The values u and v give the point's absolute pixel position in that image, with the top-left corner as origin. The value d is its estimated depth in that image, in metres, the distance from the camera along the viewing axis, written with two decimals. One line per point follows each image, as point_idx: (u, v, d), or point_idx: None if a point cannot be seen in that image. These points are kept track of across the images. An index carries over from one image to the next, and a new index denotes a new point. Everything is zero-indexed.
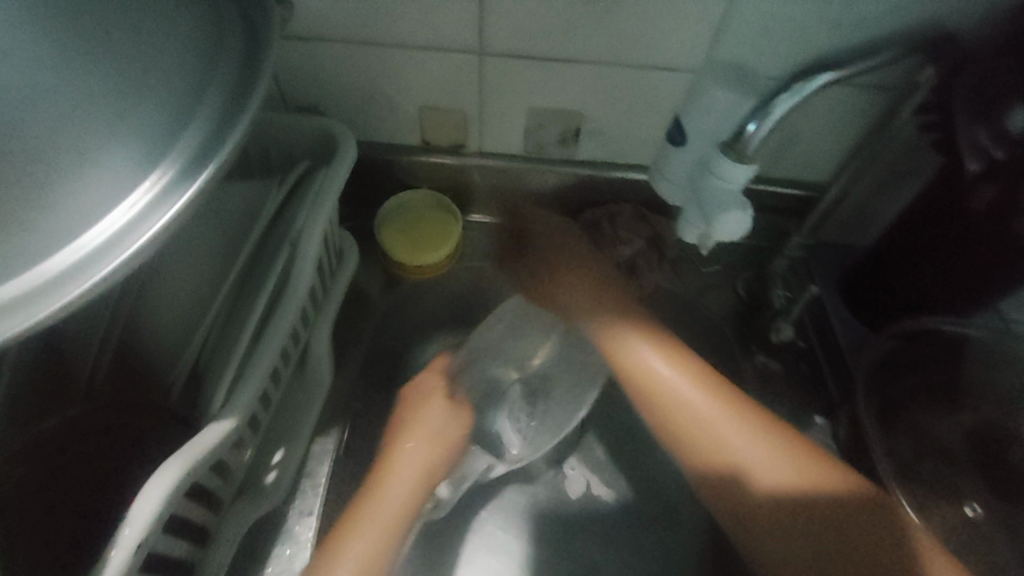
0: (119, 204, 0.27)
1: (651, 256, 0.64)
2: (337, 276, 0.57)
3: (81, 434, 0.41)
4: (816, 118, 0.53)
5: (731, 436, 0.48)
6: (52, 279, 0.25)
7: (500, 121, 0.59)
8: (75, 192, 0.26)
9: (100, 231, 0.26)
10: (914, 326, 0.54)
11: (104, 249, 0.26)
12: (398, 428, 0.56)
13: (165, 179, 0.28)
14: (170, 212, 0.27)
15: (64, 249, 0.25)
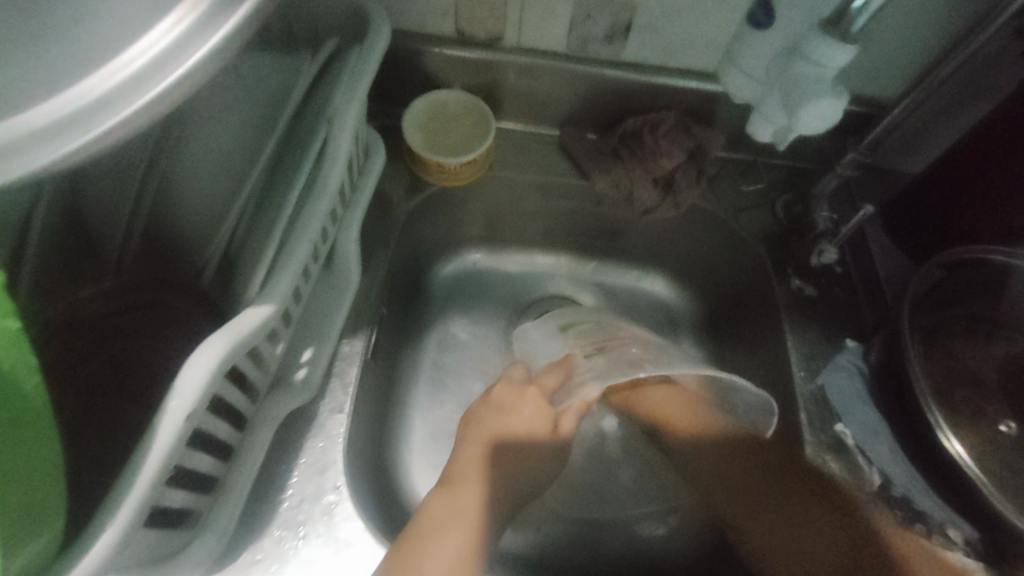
0: (158, 31, 0.24)
1: (690, 170, 0.61)
2: (365, 174, 0.53)
3: (115, 309, 0.41)
4: (895, 21, 0.48)
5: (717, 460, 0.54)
6: (90, 105, 0.23)
7: (542, 10, 0.54)
8: (126, 24, 0.24)
9: (139, 54, 0.24)
10: (961, 252, 0.50)
11: (144, 75, 0.24)
12: (489, 406, 0.53)
13: (207, 0, 0.24)
14: (210, 40, 0.24)
15: (101, 74, 0.23)
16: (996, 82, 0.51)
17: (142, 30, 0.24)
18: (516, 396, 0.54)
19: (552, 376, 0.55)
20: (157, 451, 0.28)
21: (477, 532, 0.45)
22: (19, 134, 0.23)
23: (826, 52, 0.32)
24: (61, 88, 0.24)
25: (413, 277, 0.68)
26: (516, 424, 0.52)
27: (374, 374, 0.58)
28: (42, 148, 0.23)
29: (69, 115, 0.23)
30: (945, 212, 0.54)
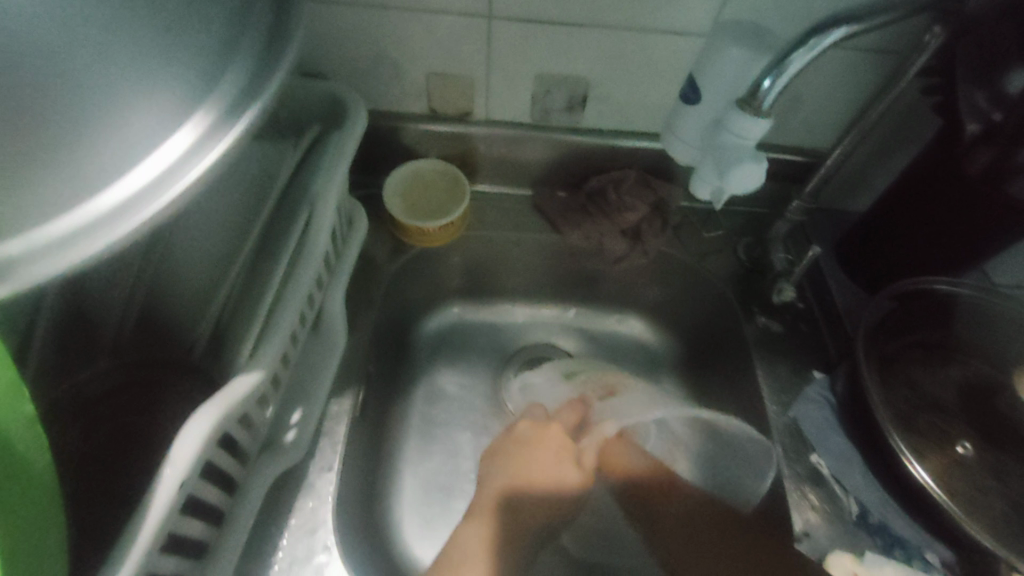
0: (165, 146, 0.27)
1: (654, 221, 0.66)
2: (349, 242, 0.57)
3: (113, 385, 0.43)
4: (819, 82, 0.54)
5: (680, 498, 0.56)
6: (105, 214, 0.26)
7: (506, 88, 0.60)
8: (130, 141, 0.27)
9: (147, 170, 0.27)
10: (905, 284, 0.55)
11: (153, 185, 0.27)
12: (520, 443, 0.55)
13: (209, 121, 0.28)
14: (210, 152, 0.28)
15: (114, 186, 0.26)
16: (919, 130, 0.57)
17: (149, 146, 0.27)
18: (542, 432, 0.56)
19: (571, 412, 0.60)
20: (151, 523, 0.30)
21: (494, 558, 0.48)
22: (40, 245, 0.25)
23: (741, 125, 0.36)
24: (73, 203, 0.26)
25: (399, 334, 0.71)
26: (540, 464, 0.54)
27: (363, 432, 0.59)
28: (55, 258, 0.25)
29: (87, 223, 0.26)
30: (891, 248, 0.58)
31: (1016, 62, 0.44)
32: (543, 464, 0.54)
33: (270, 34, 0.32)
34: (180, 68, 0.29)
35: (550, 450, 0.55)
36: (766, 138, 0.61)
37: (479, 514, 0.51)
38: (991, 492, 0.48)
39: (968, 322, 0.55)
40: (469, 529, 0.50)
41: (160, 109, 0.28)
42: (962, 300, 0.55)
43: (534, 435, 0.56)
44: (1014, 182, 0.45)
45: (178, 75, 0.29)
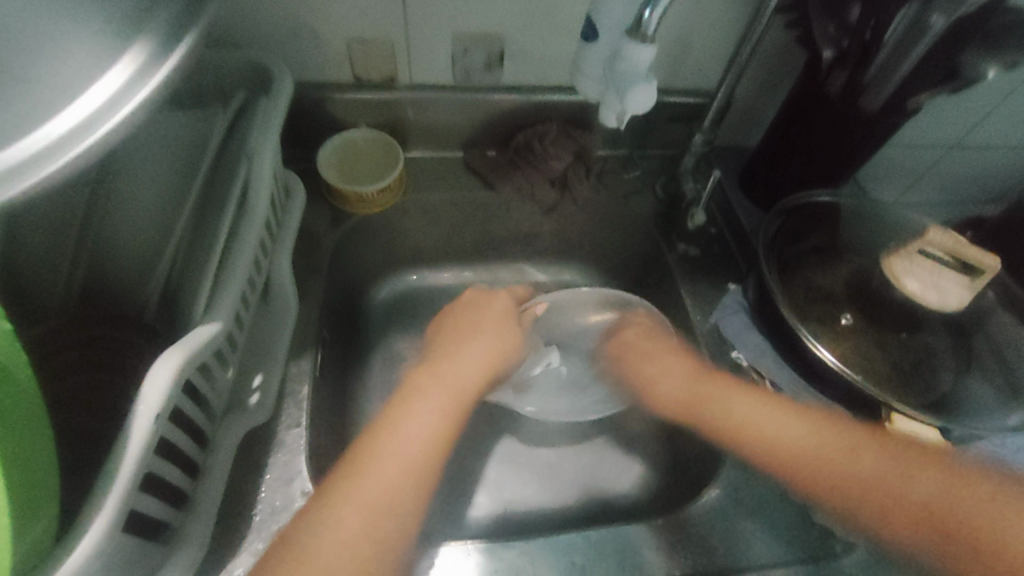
0: (104, 82, 0.29)
1: (578, 168, 0.71)
2: (289, 210, 0.59)
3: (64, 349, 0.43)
4: (702, 24, 0.62)
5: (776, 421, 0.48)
6: (57, 138, 0.28)
7: (426, 50, 0.63)
8: (69, 75, 0.29)
9: (88, 100, 0.29)
10: (793, 198, 0.64)
11: (98, 115, 0.29)
12: (447, 336, 0.58)
13: (139, 59, 0.30)
14: (149, 85, 0.29)
15: (60, 113, 0.28)
16: (791, 63, 0.66)
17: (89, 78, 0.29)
18: (465, 322, 0.59)
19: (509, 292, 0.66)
20: (132, 457, 0.32)
21: (453, 410, 0.49)
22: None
23: (633, 52, 0.42)
24: (23, 130, 0.28)
25: (349, 303, 0.72)
26: (475, 346, 0.56)
27: (326, 394, 0.61)
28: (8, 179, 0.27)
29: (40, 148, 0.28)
30: (780, 170, 0.67)
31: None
32: (470, 366, 0.54)
33: None
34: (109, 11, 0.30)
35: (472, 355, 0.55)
36: (667, 82, 0.68)
37: (420, 374, 0.52)
38: (875, 358, 0.57)
39: (847, 224, 0.65)
40: (407, 408, 0.48)
41: (96, 47, 0.30)
42: (841, 207, 0.65)
43: (457, 326, 0.59)
44: (870, 98, 0.55)
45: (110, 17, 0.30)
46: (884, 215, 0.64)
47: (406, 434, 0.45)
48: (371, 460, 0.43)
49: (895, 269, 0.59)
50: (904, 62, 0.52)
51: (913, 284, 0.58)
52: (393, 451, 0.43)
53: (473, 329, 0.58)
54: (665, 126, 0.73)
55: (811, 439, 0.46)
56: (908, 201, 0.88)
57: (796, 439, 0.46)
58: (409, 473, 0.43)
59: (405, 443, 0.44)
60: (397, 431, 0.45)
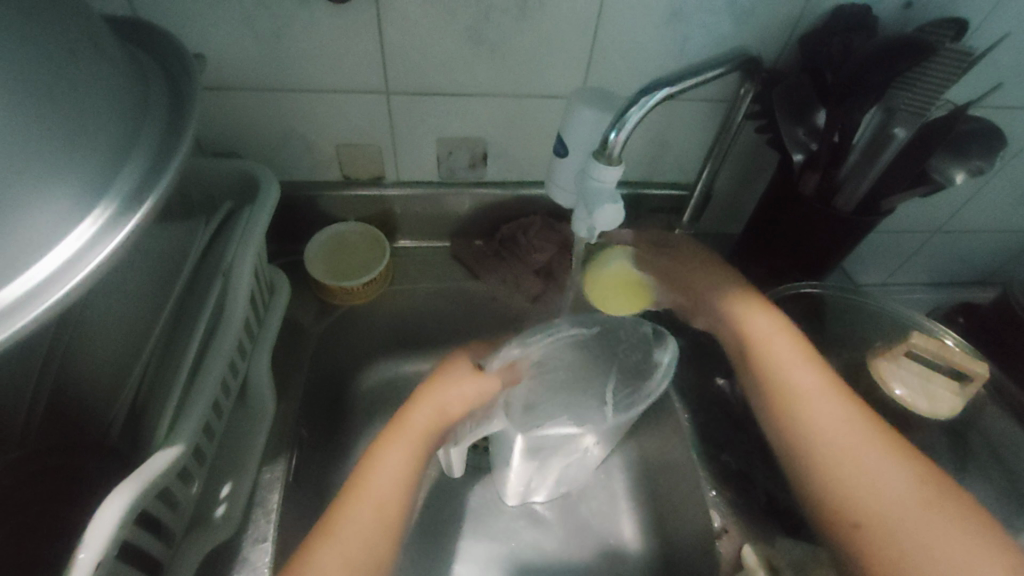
0: (63, 242, 0.29)
1: (563, 259, 0.72)
2: (271, 309, 0.59)
3: (25, 475, 0.43)
4: (679, 127, 0.64)
5: (872, 459, 0.45)
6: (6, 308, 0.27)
7: (412, 152, 0.65)
8: (23, 238, 0.28)
9: (47, 264, 0.29)
10: (778, 291, 0.64)
11: (54, 280, 0.28)
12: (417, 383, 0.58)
13: (105, 215, 0.31)
14: (111, 244, 0.30)
15: (13, 282, 0.28)
16: (767, 160, 0.67)
17: (47, 239, 0.29)
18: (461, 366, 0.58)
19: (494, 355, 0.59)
20: None
21: (419, 454, 0.51)
22: None
23: (601, 173, 0.43)
24: None
25: (332, 393, 0.71)
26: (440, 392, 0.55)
27: (299, 497, 0.59)
28: None
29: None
30: (763, 263, 0.68)
31: (818, 102, 0.55)
32: (446, 402, 0.54)
33: (169, 132, 0.35)
34: (78, 165, 0.30)
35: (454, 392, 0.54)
36: (647, 177, 0.70)
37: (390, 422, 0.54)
38: None
39: (833, 317, 0.64)
40: (379, 455, 0.50)
41: (51, 207, 0.29)
42: (825, 299, 0.64)
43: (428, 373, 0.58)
44: (843, 198, 0.58)
45: (70, 172, 0.29)
46: (874, 308, 0.63)
47: (375, 480, 0.48)
48: (335, 525, 0.45)
49: (884, 373, 0.57)
50: (873, 166, 0.54)
51: (902, 392, 0.56)
52: (360, 497, 0.47)
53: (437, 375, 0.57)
54: (649, 217, 0.74)
55: (910, 488, 0.43)
56: (896, 281, 0.87)
57: (835, 442, 0.47)
58: (373, 535, 0.45)
59: (371, 500, 0.47)
60: (368, 485, 0.48)
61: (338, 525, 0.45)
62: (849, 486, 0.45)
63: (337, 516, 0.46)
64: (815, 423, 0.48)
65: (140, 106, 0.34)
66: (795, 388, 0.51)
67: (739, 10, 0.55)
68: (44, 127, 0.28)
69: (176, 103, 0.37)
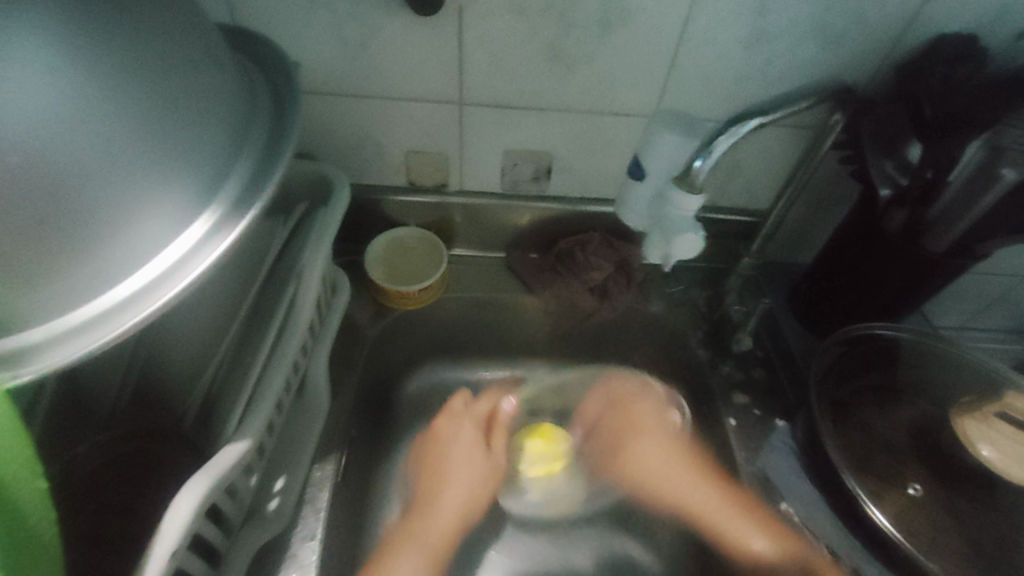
0: (178, 240, 0.30)
1: (620, 278, 0.71)
2: (332, 309, 0.60)
3: (105, 459, 0.44)
4: (755, 152, 0.62)
5: (731, 520, 0.58)
6: (124, 301, 0.29)
7: (478, 161, 0.66)
8: (146, 234, 0.30)
9: (162, 260, 0.30)
10: (852, 330, 0.60)
11: (167, 276, 0.30)
12: (434, 453, 0.69)
13: (217, 216, 0.31)
14: (222, 242, 0.31)
15: (130, 278, 0.29)
16: (845, 192, 0.65)
17: (166, 237, 0.30)
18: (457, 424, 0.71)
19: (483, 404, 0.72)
20: None
21: (446, 538, 0.62)
22: (68, 330, 0.28)
23: (681, 200, 0.41)
24: (96, 292, 0.29)
25: (381, 394, 0.72)
26: (441, 451, 0.68)
27: (346, 496, 0.59)
28: (78, 344, 0.28)
29: (97, 313, 0.29)
30: (832, 301, 0.65)
31: (912, 136, 0.52)
32: (459, 457, 0.68)
33: (272, 137, 0.36)
34: (196, 165, 0.31)
35: (456, 445, 0.69)
36: (715, 202, 0.68)
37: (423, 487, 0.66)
38: (949, 528, 0.51)
39: (907, 363, 0.60)
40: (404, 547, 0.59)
41: (171, 204, 0.30)
42: (902, 343, 0.60)
43: (434, 445, 0.69)
44: (935, 239, 0.53)
45: (186, 172, 0.30)
46: (951, 359, 0.59)
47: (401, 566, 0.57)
48: None
49: (970, 436, 0.54)
50: (966, 212, 0.50)
51: (989, 454, 0.53)
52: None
53: (443, 446, 0.69)
54: (712, 241, 0.72)
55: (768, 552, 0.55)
56: (977, 326, 0.81)
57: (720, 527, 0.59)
58: None
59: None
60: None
61: None
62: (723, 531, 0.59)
63: None
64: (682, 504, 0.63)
65: (247, 112, 0.35)
66: (691, 511, 0.62)
67: (832, 36, 0.52)
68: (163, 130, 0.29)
69: (278, 107, 0.37)
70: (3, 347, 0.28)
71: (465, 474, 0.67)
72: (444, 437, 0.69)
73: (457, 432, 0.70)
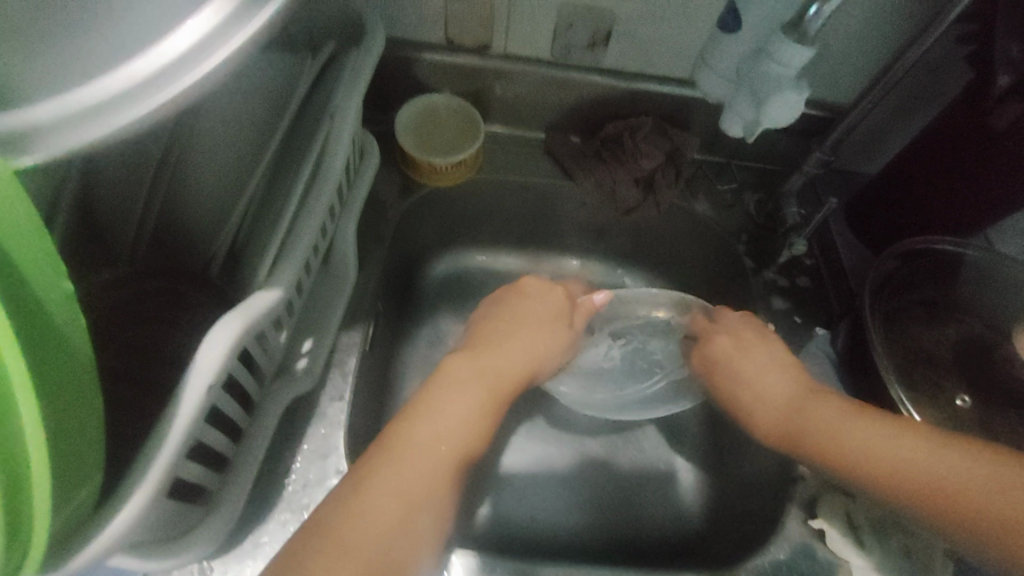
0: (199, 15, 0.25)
1: (669, 171, 0.65)
2: (361, 173, 0.55)
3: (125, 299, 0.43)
4: (849, 27, 0.53)
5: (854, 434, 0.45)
6: (145, 80, 0.25)
7: (528, 19, 0.57)
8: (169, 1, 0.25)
9: (185, 36, 0.25)
10: (914, 242, 0.56)
11: (191, 54, 0.25)
12: (499, 307, 0.56)
13: None
14: (254, 23, 0.25)
15: (146, 56, 0.25)
16: (943, 88, 0.57)
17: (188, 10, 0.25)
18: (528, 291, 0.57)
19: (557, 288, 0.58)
20: (174, 438, 0.29)
21: (494, 406, 0.48)
22: (75, 110, 0.25)
23: (787, 54, 0.35)
24: (114, 67, 0.25)
25: (406, 273, 0.70)
26: (517, 318, 0.54)
27: (371, 367, 0.59)
28: (90, 124, 0.25)
29: (116, 92, 0.25)
30: (899, 211, 0.60)
31: None
32: (527, 342, 0.53)
33: None
34: None
35: (532, 316, 0.55)
36: None
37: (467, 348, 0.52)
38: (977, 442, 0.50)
39: (966, 280, 0.56)
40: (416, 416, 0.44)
41: None
42: (967, 262, 0.55)
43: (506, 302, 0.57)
44: None
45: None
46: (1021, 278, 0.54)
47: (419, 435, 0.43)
48: (397, 449, 0.42)
49: None
50: None
51: None
52: (401, 452, 0.42)
53: (522, 300, 0.56)
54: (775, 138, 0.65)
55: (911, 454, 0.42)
56: None
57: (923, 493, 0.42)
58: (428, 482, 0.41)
59: (414, 449, 0.42)
60: (404, 448, 0.42)
61: (391, 459, 0.42)
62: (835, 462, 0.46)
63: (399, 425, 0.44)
64: (851, 436, 0.45)
65: None
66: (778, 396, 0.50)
67: None
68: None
69: None
70: (6, 127, 0.25)
71: (532, 332, 0.54)
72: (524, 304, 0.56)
73: (533, 311, 0.55)
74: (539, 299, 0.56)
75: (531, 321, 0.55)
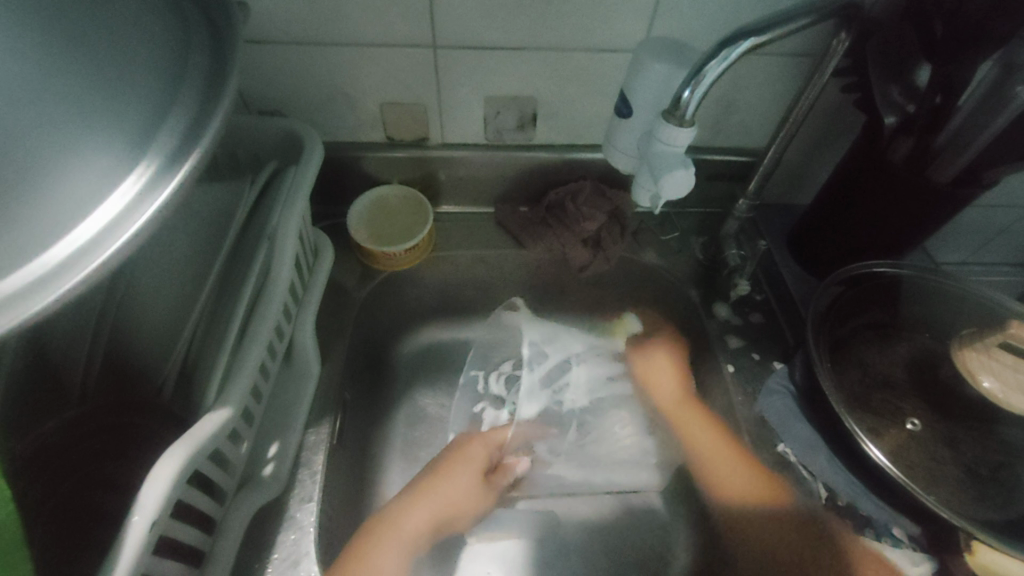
0: (110, 201, 0.28)
1: (613, 228, 0.68)
2: (315, 273, 0.57)
3: (73, 438, 0.43)
4: (747, 85, 0.58)
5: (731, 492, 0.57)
6: (58, 265, 0.27)
7: (459, 111, 0.62)
8: (73, 196, 0.28)
9: (97, 219, 0.28)
10: (851, 269, 0.58)
11: (103, 235, 0.28)
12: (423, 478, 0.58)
13: (149, 175, 0.30)
14: (162, 193, 0.29)
15: (61, 243, 0.27)
16: (848, 123, 0.62)
17: (99, 199, 0.28)
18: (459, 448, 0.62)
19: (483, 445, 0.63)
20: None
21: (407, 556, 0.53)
22: None
23: (671, 135, 0.40)
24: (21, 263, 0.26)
25: (375, 359, 0.71)
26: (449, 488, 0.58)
27: (343, 460, 0.59)
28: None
29: (27, 282, 0.26)
30: (832, 239, 0.63)
31: (921, 57, 0.49)
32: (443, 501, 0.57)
33: (209, 81, 0.34)
34: (118, 124, 0.30)
35: (453, 483, 0.58)
36: (709, 142, 0.65)
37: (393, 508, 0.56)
38: (947, 460, 0.51)
39: (910, 299, 0.59)
40: (374, 552, 0.51)
41: (101, 166, 0.29)
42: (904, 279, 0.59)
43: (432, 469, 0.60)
44: (940, 169, 0.50)
45: (110, 130, 0.29)
46: (955, 292, 0.58)
47: None
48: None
49: (970, 365, 0.54)
50: (979, 136, 0.47)
51: (989, 384, 0.53)
52: None
53: (450, 477, 0.59)
54: (708, 185, 0.69)
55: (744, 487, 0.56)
56: (980, 261, 0.78)
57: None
58: None
59: None
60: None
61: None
62: (725, 480, 0.58)
63: (353, 563, 0.49)
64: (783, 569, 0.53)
65: (177, 49, 0.33)
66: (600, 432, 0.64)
67: None
68: (83, 87, 0.29)
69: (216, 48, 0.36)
70: None
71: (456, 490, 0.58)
72: (445, 469, 0.59)
73: (452, 482, 0.59)
74: (464, 479, 0.59)
75: (439, 492, 0.57)
